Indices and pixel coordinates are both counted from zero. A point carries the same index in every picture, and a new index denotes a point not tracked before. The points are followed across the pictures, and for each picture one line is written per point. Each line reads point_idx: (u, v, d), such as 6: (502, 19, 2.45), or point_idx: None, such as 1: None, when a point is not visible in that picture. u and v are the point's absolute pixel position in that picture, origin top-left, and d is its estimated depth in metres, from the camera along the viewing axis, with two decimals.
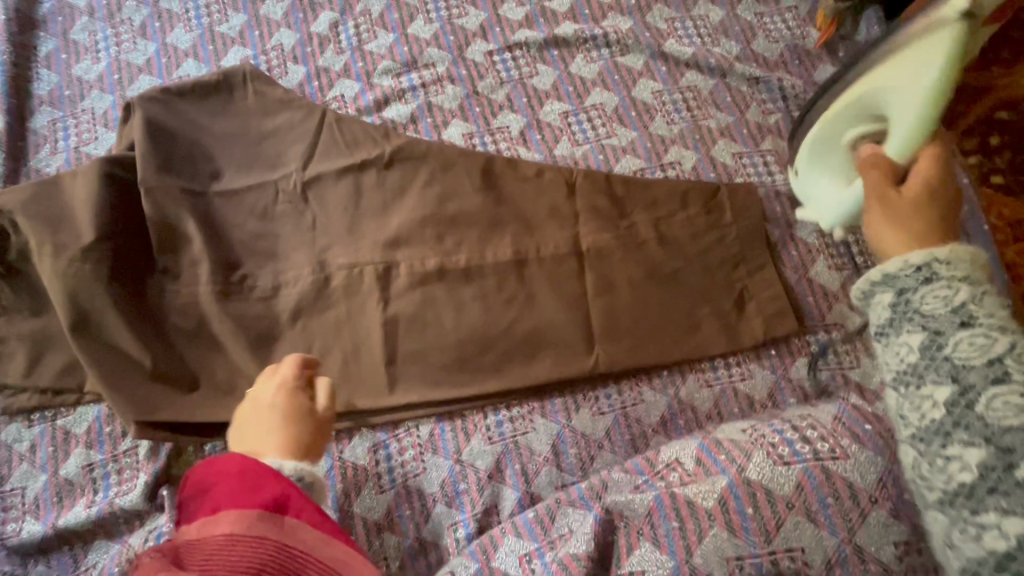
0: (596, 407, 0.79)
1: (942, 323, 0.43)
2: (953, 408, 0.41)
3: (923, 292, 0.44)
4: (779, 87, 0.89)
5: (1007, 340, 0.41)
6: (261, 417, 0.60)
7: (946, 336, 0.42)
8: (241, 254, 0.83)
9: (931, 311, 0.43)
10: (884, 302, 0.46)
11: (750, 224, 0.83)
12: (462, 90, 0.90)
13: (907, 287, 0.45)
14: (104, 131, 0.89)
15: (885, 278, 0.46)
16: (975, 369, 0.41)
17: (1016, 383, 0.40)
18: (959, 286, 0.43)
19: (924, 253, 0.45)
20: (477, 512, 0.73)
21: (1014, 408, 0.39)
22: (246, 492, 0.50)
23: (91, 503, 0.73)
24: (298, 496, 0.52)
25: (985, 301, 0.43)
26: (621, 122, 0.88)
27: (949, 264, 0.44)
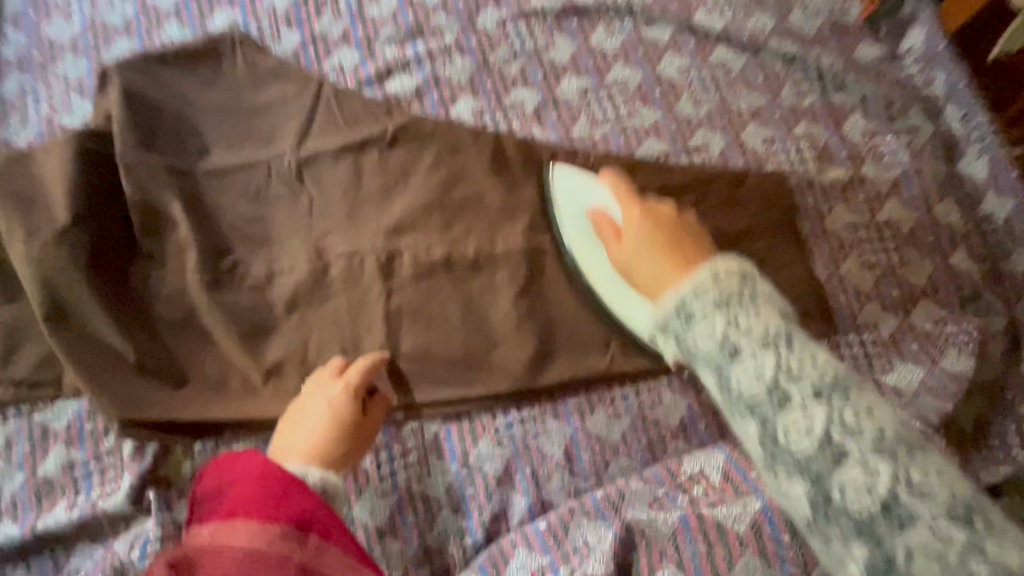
0: (612, 410, 0.74)
1: (718, 359, 0.48)
2: (767, 444, 0.47)
3: (690, 334, 0.50)
4: (816, 66, 0.82)
5: (773, 357, 0.47)
6: (308, 414, 0.67)
7: (727, 369, 0.48)
8: (231, 238, 0.76)
9: (704, 350, 0.49)
10: (678, 349, 0.52)
11: (779, 217, 0.77)
12: (471, 62, 0.83)
13: (676, 329, 0.51)
14: (79, 100, 0.80)
15: (662, 326, 0.53)
16: (763, 403, 0.46)
17: (798, 405, 0.45)
18: (714, 318, 0.49)
19: (676, 297, 0.51)
20: (485, 519, 0.69)
21: (806, 432, 0.45)
22: (273, 502, 0.56)
23: (72, 505, 0.68)
24: (321, 515, 0.57)
25: (742, 322, 0.48)
26: (645, 101, 0.81)
27: (696, 296, 0.50)
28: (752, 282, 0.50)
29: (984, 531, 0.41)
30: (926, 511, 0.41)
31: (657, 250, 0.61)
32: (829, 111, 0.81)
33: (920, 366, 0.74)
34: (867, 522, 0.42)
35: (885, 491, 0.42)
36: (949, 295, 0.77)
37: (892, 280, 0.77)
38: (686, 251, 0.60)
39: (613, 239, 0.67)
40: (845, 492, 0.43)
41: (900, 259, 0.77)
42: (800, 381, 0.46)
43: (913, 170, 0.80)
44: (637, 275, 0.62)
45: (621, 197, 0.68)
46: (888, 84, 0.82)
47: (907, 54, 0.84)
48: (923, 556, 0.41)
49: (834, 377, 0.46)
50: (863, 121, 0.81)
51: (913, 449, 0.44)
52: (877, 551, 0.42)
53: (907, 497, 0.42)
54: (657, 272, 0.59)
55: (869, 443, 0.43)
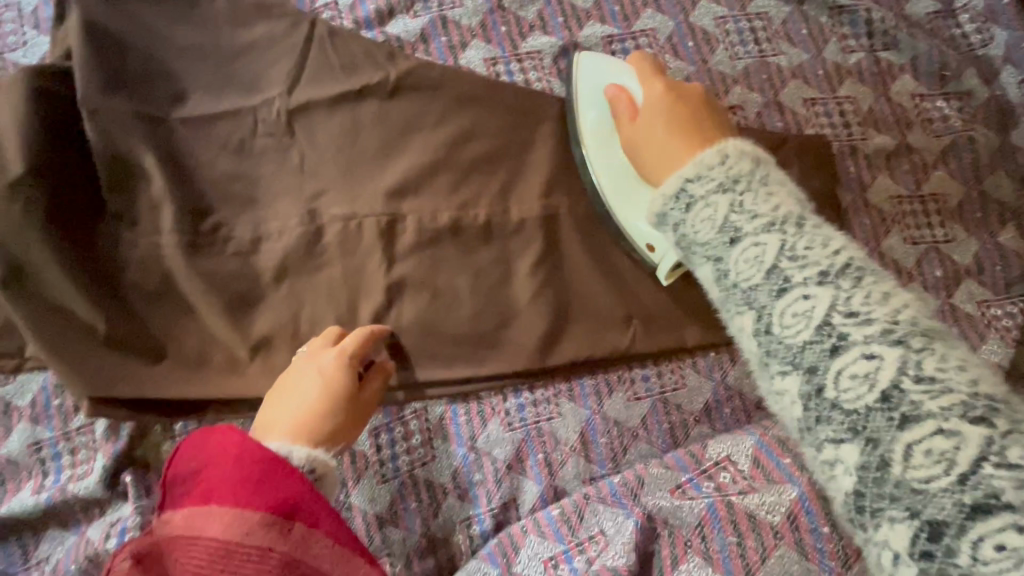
0: (632, 392, 0.69)
1: (717, 247, 0.42)
2: (762, 338, 0.39)
3: (688, 221, 0.44)
4: (865, 19, 0.75)
5: (777, 240, 0.39)
6: (298, 383, 0.59)
7: (725, 260, 0.41)
8: (211, 196, 0.68)
9: (705, 240, 0.43)
10: (674, 242, 0.47)
11: (821, 185, 0.70)
12: (484, 3, 0.74)
13: (676, 216, 0.45)
14: (35, 35, 0.70)
15: (659, 219, 0.47)
16: (760, 288, 0.39)
17: (797, 289, 0.38)
18: (716, 201, 0.43)
19: (677, 181, 0.46)
20: (494, 507, 0.64)
21: (804, 317, 0.37)
22: (250, 488, 0.44)
23: (39, 489, 0.62)
24: (308, 498, 0.46)
25: (747, 204, 0.42)
26: (676, 54, 0.73)
27: (700, 181, 0.45)
28: (764, 168, 0.44)
29: (1008, 430, 0.30)
30: (937, 406, 0.32)
31: (676, 125, 0.56)
32: (877, 71, 0.74)
33: None
34: (861, 419, 0.34)
35: (889, 380, 0.33)
36: (996, 276, 0.71)
37: (935, 258, 0.71)
38: (704, 127, 0.55)
39: (629, 121, 0.61)
40: (841, 385, 0.35)
41: (945, 236, 0.72)
42: (805, 264, 0.38)
43: (964, 138, 0.73)
44: (648, 153, 0.57)
45: (643, 75, 0.62)
46: (942, 42, 0.75)
47: (964, 9, 0.76)
48: (929, 458, 0.31)
49: (846, 262, 0.38)
50: (913, 82, 0.74)
51: (933, 340, 0.34)
52: (871, 450, 0.33)
53: (917, 390, 0.32)
54: (672, 155, 0.53)
55: (877, 331, 0.34)
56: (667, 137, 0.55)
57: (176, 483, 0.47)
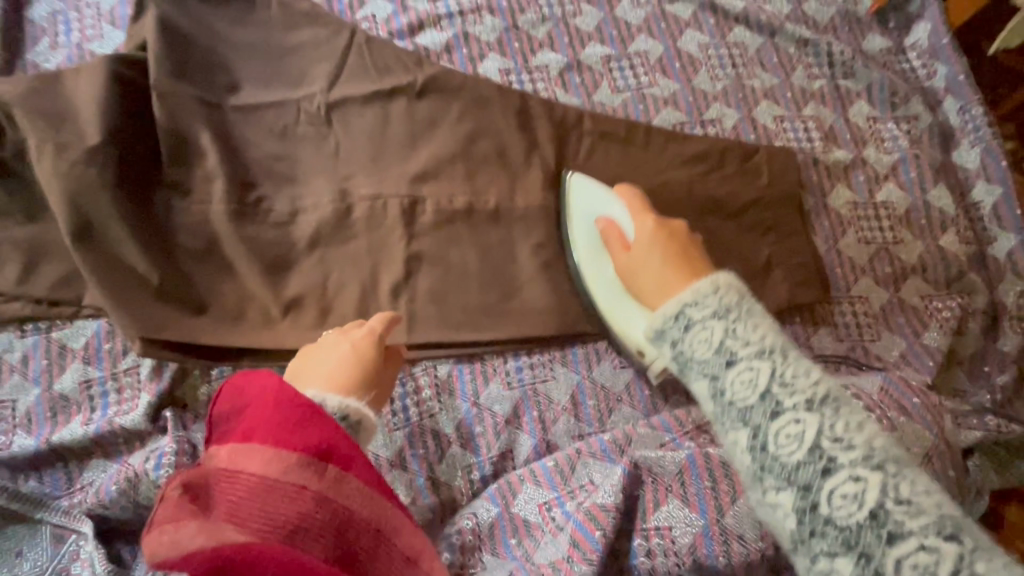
0: (618, 361, 0.78)
1: (714, 366, 0.47)
2: (757, 456, 0.44)
3: (687, 340, 0.49)
4: (828, 51, 0.87)
5: (767, 366, 0.45)
6: (329, 352, 0.64)
7: (722, 380, 0.46)
8: (258, 174, 0.78)
9: (702, 358, 0.48)
10: (671, 355, 0.52)
11: (786, 189, 0.81)
12: (501, 22, 0.85)
13: (674, 336, 0.50)
14: (110, 29, 0.81)
15: (657, 336, 0.52)
16: (755, 409, 0.44)
17: (789, 412, 0.43)
18: (711, 325, 0.49)
19: (676, 303, 0.51)
20: (492, 455, 0.73)
21: (795, 439, 0.42)
22: (286, 429, 0.46)
23: (87, 421, 0.69)
24: (342, 442, 0.48)
25: (740, 332, 0.47)
26: (665, 73, 0.85)
27: (698, 306, 0.50)
28: (748, 303, 0.50)
29: (973, 546, 0.37)
30: (917, 526, 0.38)
31: (666, 256, 0.61)
32: (837, 95, 0.86)
33: (904, 338, 0.79)
34: (853, 534, 0.39)
35: (874, 500, 0.39)
36: (938, 274, 0.81)
37: (885, 256, 0.82)
38: (692, 259, 0.61)
39: (619, 247, 0.68)
40: (833, 503, 0.40)
41: (894, 239, 0.82)
42: (793, 390, 0.44)
43: (911, 155, 0.85)
44: (638, 277, 0.63)
45: (634, 209, 0.69)
46: (893, 74, 0.87)
47: (912, 47, 0.89)
48: (916, 571, 0.37)
49: (826, 390, 0.44)
50: (868, 106, 0.86)
51: (903, 467, 0.41)
52: (864, 565, 0.39)
53: (899, 510, 0.39)
54: (665, 278, 0.59)
55: (859, 456, 0.41)
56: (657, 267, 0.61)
57: (220, 423, 0.49)
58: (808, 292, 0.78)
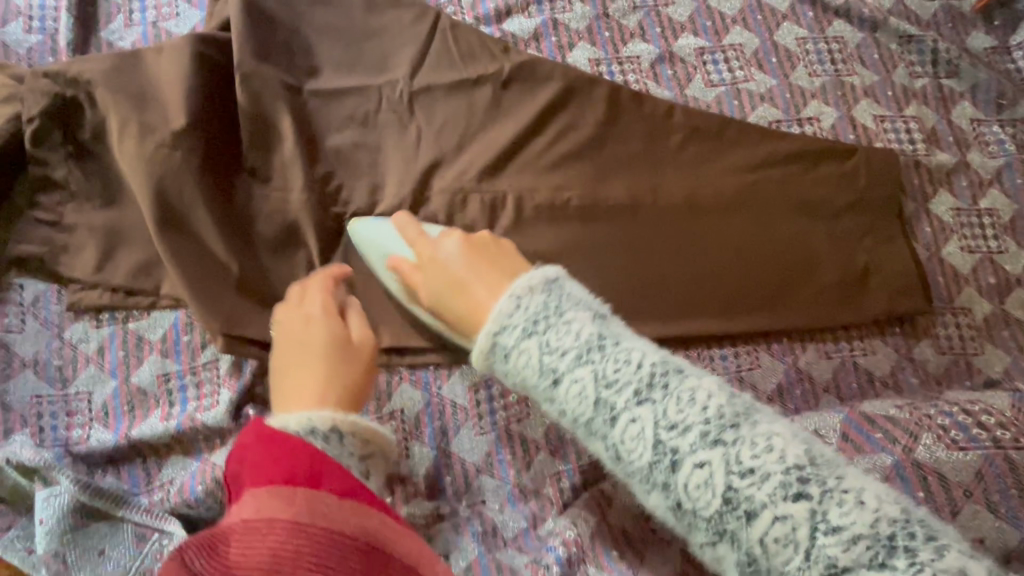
0: (711, 368, 0.74)
1: (545, 388, 0.43)
2: (617, 463, 0.41)
3: (512, 369, 0.44)
4: (932, 49, 0.83)
5: (590, 371, 0.41)
6: (299, 351, 0.55)
7: (558, 399, 0.43)
8: (341, 161, 0.75)
9: (531, 382, 0.44)
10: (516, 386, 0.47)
11: (887, 193, 0.77)
12: (590, 10, 0.81)
13: (498, 362, 0.45)
14: (186, 8, 0.77)
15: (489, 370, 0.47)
16: (595, 420, 0.41)
17: (624, 413, 0.40)
18: (526, 346, 0.43)
19: (483, 335, 0.46)
20: (583, 464, 0.69)
21: (639, 440, 0.39)
22: (257, 467, 0.40)
23: (167, 417, 0.67)
24: (307, 459, 0.41)
25: (555, 341, 0.43)
26: (760, 67, 0.81)
27: (504, 331, 0.45)
28: (560, 292, 0.45)
29: (822, 495, 0.35)
30: (766, 495, 0.36)
31: (478, 274, 0.52)
32: (940, 95, 0.82)
33: (1008, 352, 0.75)
34: (718, 521, 0.37)
35: (722, 483, 0.37)
36: None
37: (989, 265, 0.78)
38: (500, 262, 0.53)
39: (411, 270, 0.59)
40: (692, 493, 0.37)
41: (998, 247, 0.78)
42: (619, 387, 0.41)
43: (1017, 160, 0.81)
44: (450, 302, 0.53)
45: (411, 237, 0.62)
46: (999, 74, 0.83)
47: (1019, 46, 0.84)
48: (778, 543, 0.35)
49: (652, 371, 0.41)
50: (971, 108, 0.82)
51: (750, 412, 0.39)
52: (738, 547, 0.36)
53: (745, 484, 0.36)
54: (479, 302, 0.50)
55: (696, 437, 0.38)
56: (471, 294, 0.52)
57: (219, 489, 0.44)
58: (909, 301, 0.75)
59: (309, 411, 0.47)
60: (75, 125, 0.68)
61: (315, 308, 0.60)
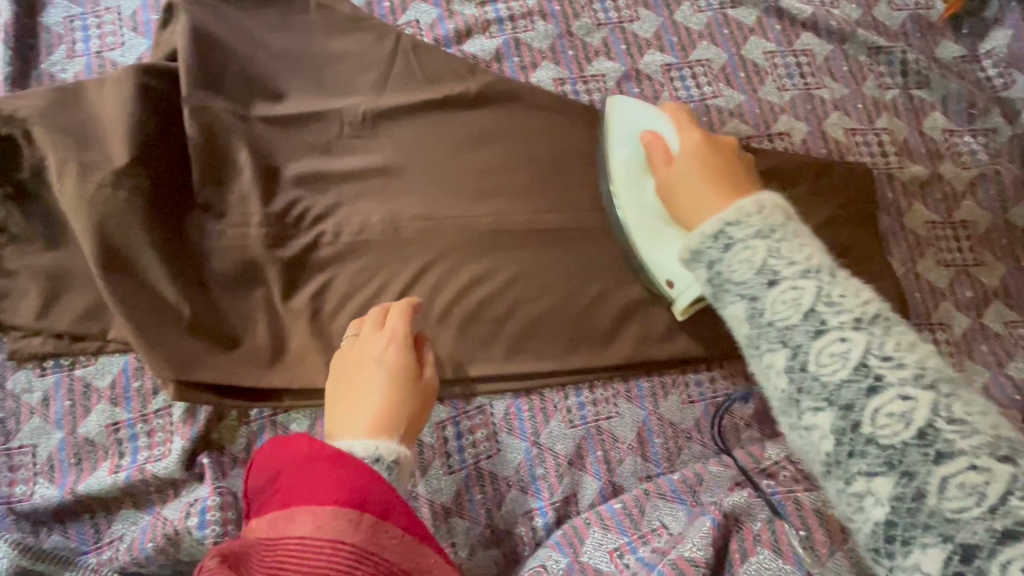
0: (686, 395, 0.72)
1: (754, 287, 0.40)
2: (793, 376, 0.38)
3: (727, 261, 0.42)
4: (901, 60, 0.81)
5: (815, 285, 0.39)
6: (367, 374, 0.59)
7: (761, 300, 0.40)
8: (297, 191, 0.71)
9: (732, 273, 0.41)
10: (704, 281, 0.44)
11: (863, 208, 0.76)
12: (554, 28, 0.79)
13: (715, 259, 0.43)
14: (132, 36, 0.74)
15: (693, 258, 0.44)
16: (797, 328, 0.38)
17: (834, 331, 0.37)
18: (755, 243, 0.41)
19: (715, 220, 0.43)
20: (556, 500, 0.67)
21: (841, 357, 0.37)
22: (321, 483, 0.43)
23: (116, 469, 0.63)
24: (374, 486, 0.43)
25: (785, 250, 0.40)
26: (728, 83, 0.79)
27: (739, 224, 0.42)
28: (794, 222, 0.43)
29: None
30: (969, 445, 0.33)
31: (715, 180, 0.54)
32: (911, 107, 0.81)
33: (988, 367, 0.74)
34: (896, 452, 0.34)
35: (923, 418, 0.34)
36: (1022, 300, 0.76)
37: (965, 280, 0.77)
38: (734, 179, 0.54)
39: (658, 153, 0.61)
40: (878, 422, 0.35)
41: (974, 260, 0.77)
42: (839, 308, 0.38)
43: (991, 171, 0.79)
44: (677, 192, 0.56)
45: (680, 124, 0.63)
46: (970, 83, 0.81)
47: (989, 54, 0.83)
48: (962, 490, 0.32)
49: (879, 310, 0.38)
50: (943, 119, 0.81)
51: (959, 384, 0.36)
52: (906, 483, 0.33)
53: (950, 429, 0.33)
54: (705, 193, 0.53)
55: (911, 375, 0.35)
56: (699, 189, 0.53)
57: (263, 491, 0.46)
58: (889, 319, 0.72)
59: (375, 440, 0.53)
60: (13, 165, 0.65)
61: (393, 327, 0.62)
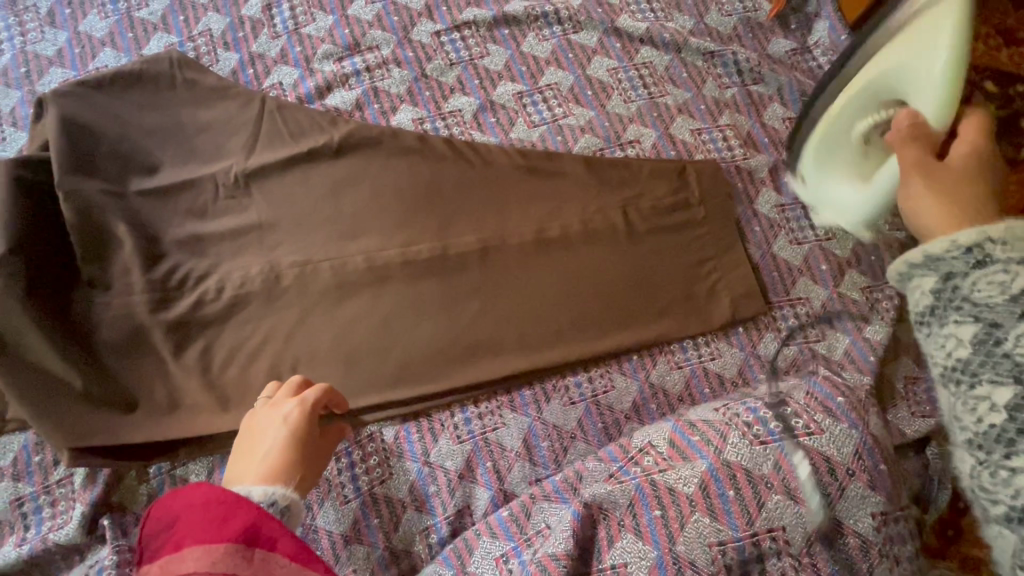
0: (567, 398, 0.76)
1: (1000, 314, 0.34)
2: (1012, 416, 0.33)
3: (975, 278, 0.35)
4: (734, 61, 0.88)
5: None
6: (266, 437, 0.60)
7: (1005, 329, 0.34)
8: (175, 254, 0.75)
9: (982, 299, 0.35)
10: (926, 293, 0.38)
11: (718, 202, 0.81)
12: (409, 73, 0.86)
13: (955, 272, 0.36)
14: (13, 131, 0.79)
15: (925, 263, 0.37)
16: None
17: None
18: (1020, 269, 0.34)
19: (975, 230, 0.36)
20: (449, 515, 0.70)
21: None
22: (210, 527, 0.43)
23: (21, 541, 0.66)
24: (267, 521, 0.45)
25: None
26: (578, 102, 0.86)
27: (1009, 245, 0.34)
28: None
29: None
30: None
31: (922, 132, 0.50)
32: (750, 101, 0.87)
33: (848, 333, 0.78)
34: None
35: None
36: (872, 265, 0.81)
37: (819, 253, 0.82)
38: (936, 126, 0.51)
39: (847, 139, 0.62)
40: None
41: (826, 235, 0.83)
42: None
43: None
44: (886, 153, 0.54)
45: None
46: (801, 73, 0.88)
47: (816, 45, 0.90)
48: None
49: None
50: (781, 109, 0.87)
51: None
52: None
53: None
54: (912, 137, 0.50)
55: None
56: (924, 48, 0.51)
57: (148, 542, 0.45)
58: (732, 300, 0.78)
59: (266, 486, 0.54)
60: None
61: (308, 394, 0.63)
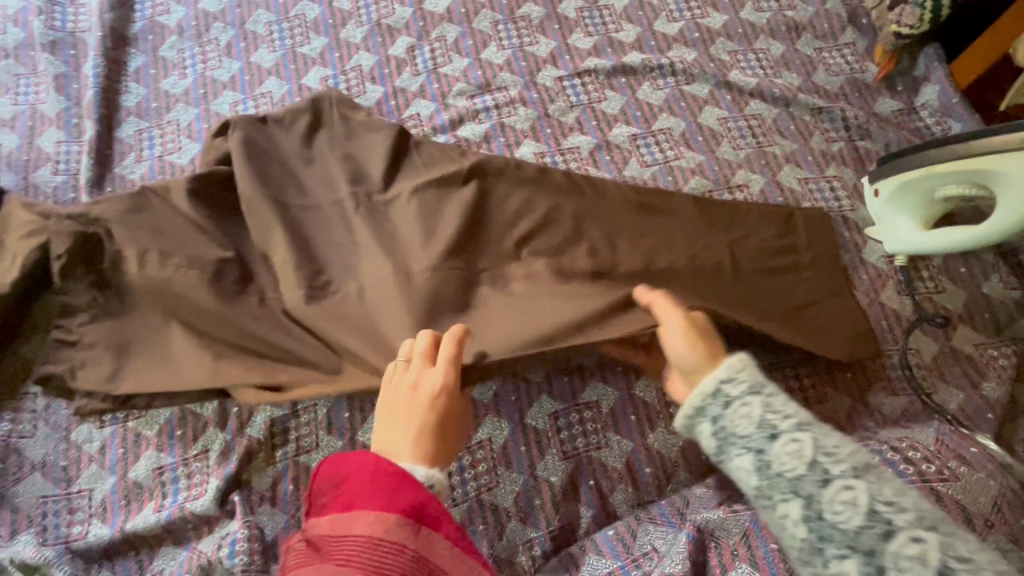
0: (671, 426, 0.77)
1: (759, 441, 0.45)
2: (811, 526, 0.42)
3: (730, 413, 0.47)
4: (842, 117, 0.92)
5: (811, 436, 0.44)
6: (411, 410, 0.62)
7: (767, 452, 0.45)
8: None
9: (744, 431, 0.46)
10: (704, 434, 0.48)
11: (824, 249, 0.84)
12: (534, 112, 0.94)
13: (714, 412, 0.48)
14: (189, 142, 0.91)
15: (692, 412, 0.49)
16: (806, 479, 0.43)
17: (838, 479, 0.42)
18: (750, 399, 0.47)
19: (711, 378, 0.49)
20: (553, 529, 0.72)
21: (850, 505, 0.41)
22: (384, 494, 0.49)
23: (159, 508, 0.72)
24: (430, 501, 0.50)
25: (777, 403, 0.46)
26: (688, 146, 0.91)
27: (733, 380, 0.48)
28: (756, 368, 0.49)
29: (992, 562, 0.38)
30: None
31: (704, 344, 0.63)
32: (857, 156, 0.91)
33: (961, 389, 0.78)
34: None
35: (937, 559, 0.38)
36: (986, 322, 0.82)
37: (929, 305, 0.83)
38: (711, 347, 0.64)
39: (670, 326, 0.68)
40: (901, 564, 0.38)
41: (936, 288, 0.84)
42: (838, 458, 0.43)
43: None
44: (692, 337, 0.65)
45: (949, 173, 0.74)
46: (908, 132, 0.92)
47: (923, 107, 0.94)
48: None
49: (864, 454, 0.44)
50: None
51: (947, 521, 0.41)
52: None
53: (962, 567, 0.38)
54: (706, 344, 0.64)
55: (914, 518, 0.40)
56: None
57: (320, 500, 0.51)
58: (844, 342, 0.78)
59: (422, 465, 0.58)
60: (97, 258, 0.75)
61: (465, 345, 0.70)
